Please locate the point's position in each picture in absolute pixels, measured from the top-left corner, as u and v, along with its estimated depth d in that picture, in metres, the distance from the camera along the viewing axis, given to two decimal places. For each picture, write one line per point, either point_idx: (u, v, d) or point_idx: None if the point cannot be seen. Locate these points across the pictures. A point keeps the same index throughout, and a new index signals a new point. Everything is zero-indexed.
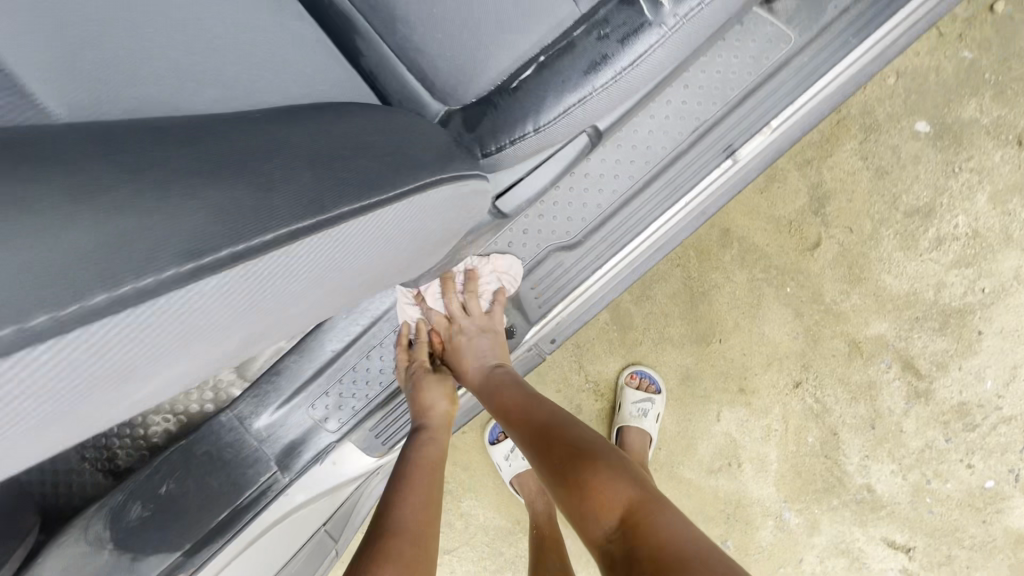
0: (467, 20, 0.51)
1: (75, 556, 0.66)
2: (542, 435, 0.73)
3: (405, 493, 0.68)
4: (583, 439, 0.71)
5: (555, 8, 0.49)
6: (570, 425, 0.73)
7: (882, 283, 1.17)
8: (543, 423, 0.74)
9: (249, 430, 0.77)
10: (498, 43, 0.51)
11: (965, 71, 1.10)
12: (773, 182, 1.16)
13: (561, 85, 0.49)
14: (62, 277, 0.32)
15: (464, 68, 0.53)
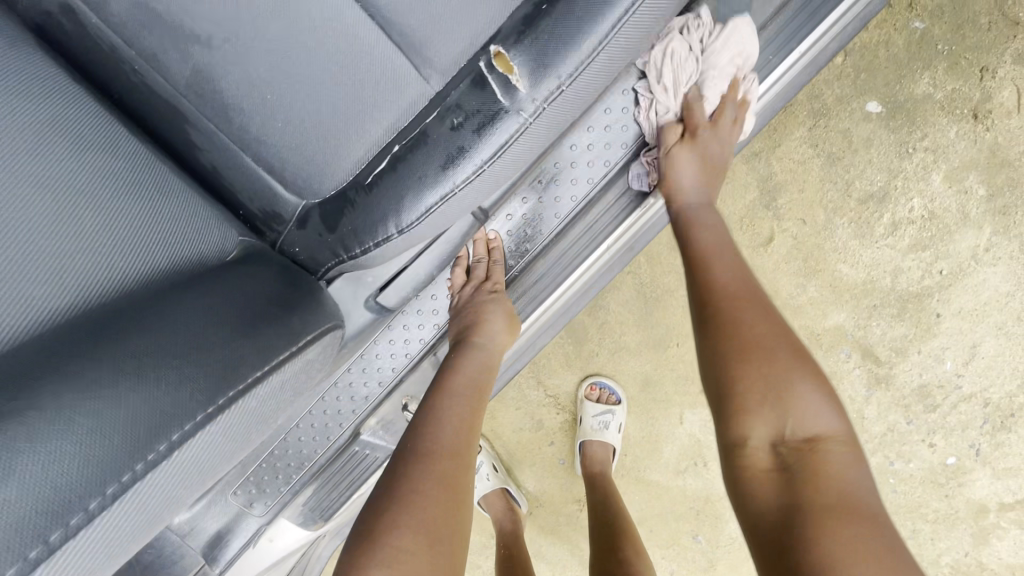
0: (323, 120, 0.51)
1: None
2: (716, 314, 0.66)
3: (450, 397, 0.70)
4: (774, 335, 0.63)
5: (404, 95, 0.51)
6: (762, 315, 0.64)
7: (837, 272, 1.13)
8: (733, 300, 0.66)
9: (169, 529, 0.74)
10: (358, 141, 0.52)
11: (916, 44, 1.03)
12: (721, 178, 1.10)
13: (425, 171, 0.50)
14: None
15: (315, 160, 0.52)
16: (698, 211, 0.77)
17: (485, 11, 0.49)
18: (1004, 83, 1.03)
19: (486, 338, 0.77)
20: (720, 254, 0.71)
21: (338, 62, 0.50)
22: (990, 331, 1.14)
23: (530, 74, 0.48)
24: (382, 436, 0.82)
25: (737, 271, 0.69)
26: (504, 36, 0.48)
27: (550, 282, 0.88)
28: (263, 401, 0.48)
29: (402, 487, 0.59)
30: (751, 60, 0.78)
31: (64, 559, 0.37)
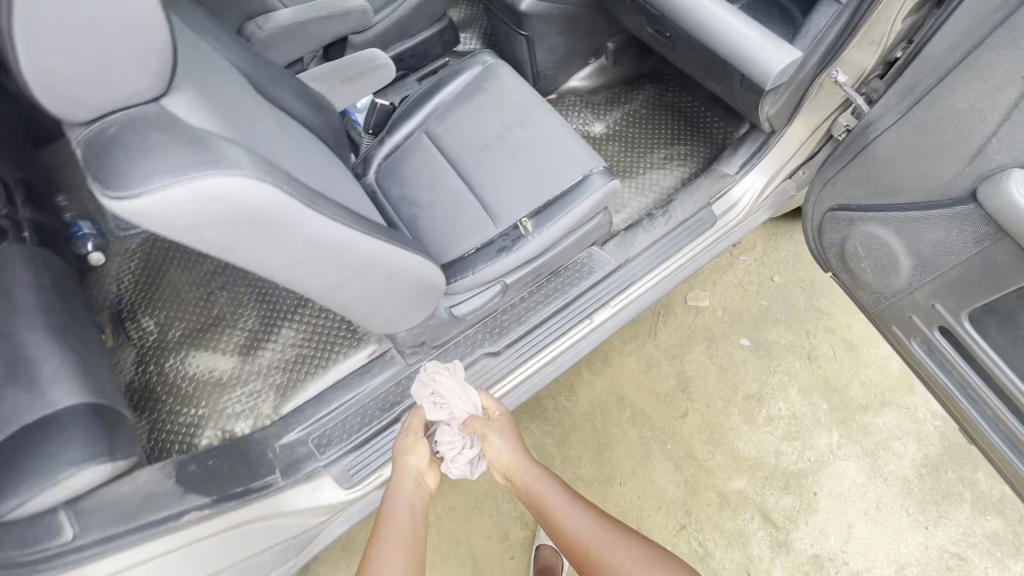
0: (450, 229, 1.17)
1: (150, 480, 0.94)
2: (587, 563, 0.93)
3: (390, 545, 0.92)
4: (622, 558, 0.90)
5: (485, 226, 1.15)
6: (605, 550, 0.92)
7: (735, 446, 1.59)
8: (580, 555, 0.94)
9: (271, 445, 1.13)
10: (461, 238, 1.16)
11: (764, 311, 1.76)
12: (651, 366, 1.71)
13: (485, 259, 1.12)
14: (352, 220, 0.71)
15: (439, 246, 1.17)
16: (529, 479, 1.03)
17: (526, 198, 1.15)
18: (822, 341, 1.71)
19: (405, 483, 1.02)
20: (566, 512, 0.99)
21: (462, 210, 1.18)
22: (859, 515, 1.49)
23: (538, 225, 1.12)
24: None
25: (584, 522, 0.97)
26: (530, 210, 1.14)
27: (520, 365, 1.27)
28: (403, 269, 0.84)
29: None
30: (649, 261, 1.34)
31: (383, 251, 0.78)
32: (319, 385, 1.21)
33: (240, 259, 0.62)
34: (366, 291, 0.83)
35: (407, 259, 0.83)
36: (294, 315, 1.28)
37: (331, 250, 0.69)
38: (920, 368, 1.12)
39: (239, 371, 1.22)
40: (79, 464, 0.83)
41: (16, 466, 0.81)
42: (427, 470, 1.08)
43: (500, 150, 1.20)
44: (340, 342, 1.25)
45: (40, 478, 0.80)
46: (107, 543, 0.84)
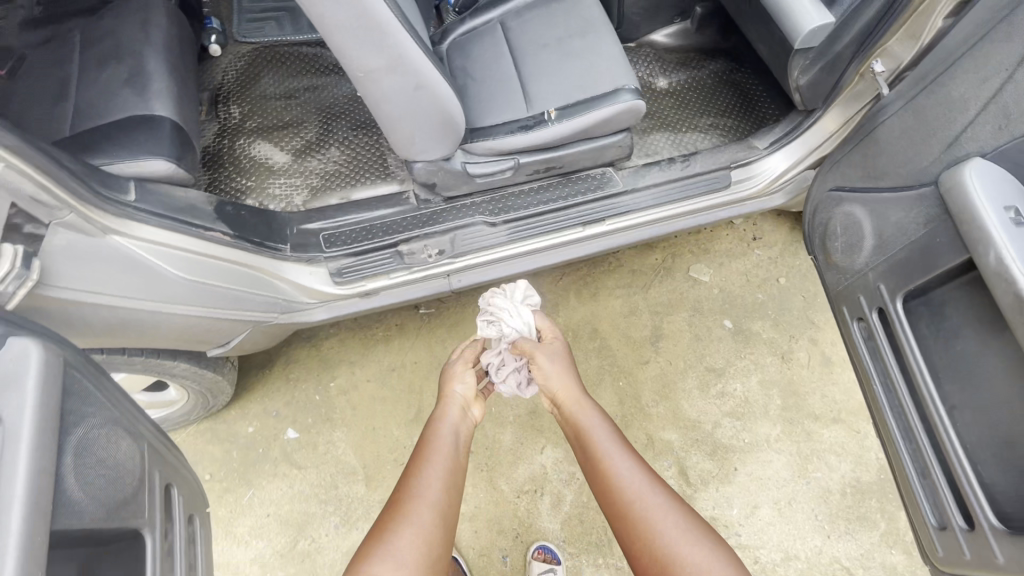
0: (489, 101, 1.34)
1: (198, 198, 1.19)
2: (622, 514, 0.93)
3: (429, 464, 1.02)
4: (664, 517, 0.90)
5: (518, 107, 1.32)
6: (649, 507, 0.92)
7: (680, 405, 1.69)
8: (619, 502, 0.95)
9: (291, 224, 1.36)
10: (496, 110, 1.33)
11: (757, 304, 1.82)
12: (633, 313, 1.82)
13: (508, 132, 1.29)
14: (400, 16, 0.92)
15: (475, 111, 1.34)
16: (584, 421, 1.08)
17: (561, 95, 1.31)
18: (801, 348, 1.76)
19: (451, 412, 1.15)
20: (613, 455, 1.01)
21: (504, 90, 1.35)
22: (768, 500, 1.56)
23: (561, 117, 1.28)
24: (404, 258, 1.37)
25: (628, 469, 0.98)
26: (560, 104, 1.29)
27: (508, 243, 1.42)
28: (429, 84, 1.03)
29: (389, 535, 0.88)
30: (655, 197, 1.45)
31: (416, 56, 0.97)
32: (343, 199, 1.45)
33: (311, 5, 0.85)
34: (397, 94, 1.03)
35: (435, 76, 1.03)
36: (343, 141, 1.52)
37: (376, 30, 0.90)
38: (854, 356, 1.16)
39: (287, 167, 1.47)
40: (155, 158, 1.13)
41: (120, 144, 1.13)
42: (472, 402, 1.22)
43: (555, 50, 1.36)
44: (371, 173, 1.48)
45: (130, 155, 1.12)
46: (155, 216, 1.08)
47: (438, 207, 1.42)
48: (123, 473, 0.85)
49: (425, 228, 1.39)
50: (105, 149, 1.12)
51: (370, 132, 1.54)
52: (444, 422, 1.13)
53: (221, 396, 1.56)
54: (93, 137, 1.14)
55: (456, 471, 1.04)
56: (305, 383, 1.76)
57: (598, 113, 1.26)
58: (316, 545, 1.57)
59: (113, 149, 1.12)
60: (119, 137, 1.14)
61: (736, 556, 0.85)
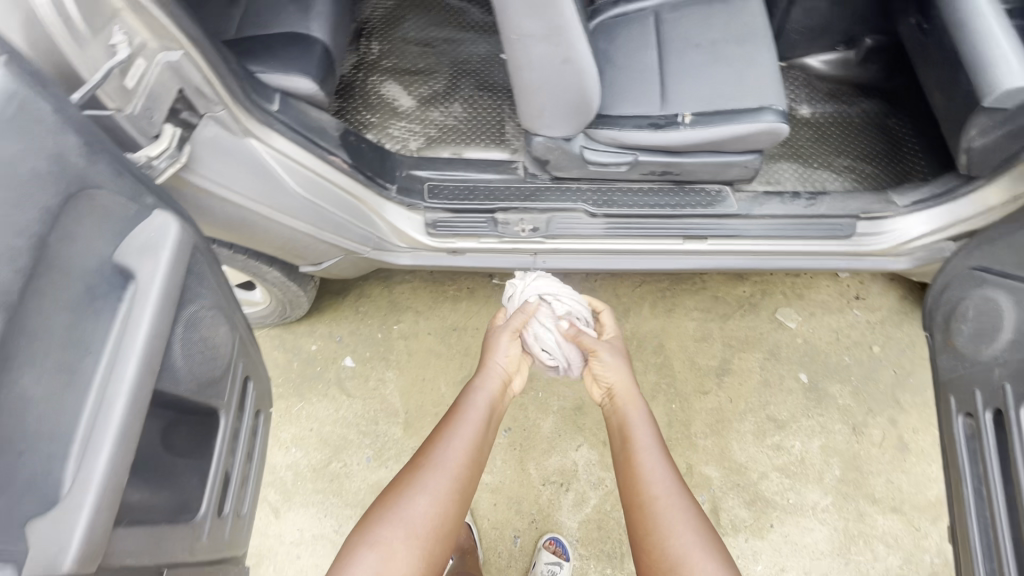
0: (623, 90, 1.30)
1: (326, 122, 1.25)
2: (642, 510, 0.97)
3: (454, 431, 1.05)
4: (679, 524, 0.92)
5: (651, 102, 1.28)
6: (668, 510, 0.95)
7: (729, 445, 1.62)
8: (639, 496, 0.99)
9: (401, 167, 1.40)
10: (627, 101, 1.29)
11: (841, 366, 1.70)
12: (704, 339, 1.76)
13: (635, 126, 1.24)
14: None
15: (607, 97, 1.30)
16: (630, 415, 1.13)
17: (700, 100, 1.25)
18: (878, 426, 1.63)
19: (490, 383, 1.17)
20: (648, 453, 1.05)
21: (642, 82, 1.30)
22: (797, 568, 1.48)
23: (695, 122, 1.22)
24: (498, 226, 1.39)
25: (660, 470, 1.01)
26: (697, 110, 1.23)
27: (602, 236, 1.40)
28: (576, 60, 1.02)
29: (404, 496, 0.93)
30: (766, 228, 1.37)
31: (572, 30, 0.97)
32: (454, 154, 1.46)
33: None
34: (542, 65, 1.03)
35: (583, 53, 1.02)
36: (469, 99, 1.54)
37: None
38: (950, 451, 1.07)
39: (410, 111, 1.50)
40: (301, 76, 1.19)
41: (273, 56, 1.20)
42: (512, 376, 1.24)
43: (704, 54, 1.30)
44: (488, 136, 1.49)
45: (280, 68, 1.19)
46: (289, 130, 1.15)
47: (543, 185, 1.41)
48: (216, 355, 0.92)
49: (525, 202, 1.38)
50: (259, 58, 1.19)
51: (496, 95, 1.55)
52: (481, 391, 1.15)
53: (297, 310, 1.66)
54: (251, 46, 1.21)
55: (482, 442, 1.08)
56: (371, 320, 1.83)
57: (734, 128, 1.20)
58: (347, 471, 1.65)
59: (266, 60, 1.19)
60: (273, 50, 1.20)
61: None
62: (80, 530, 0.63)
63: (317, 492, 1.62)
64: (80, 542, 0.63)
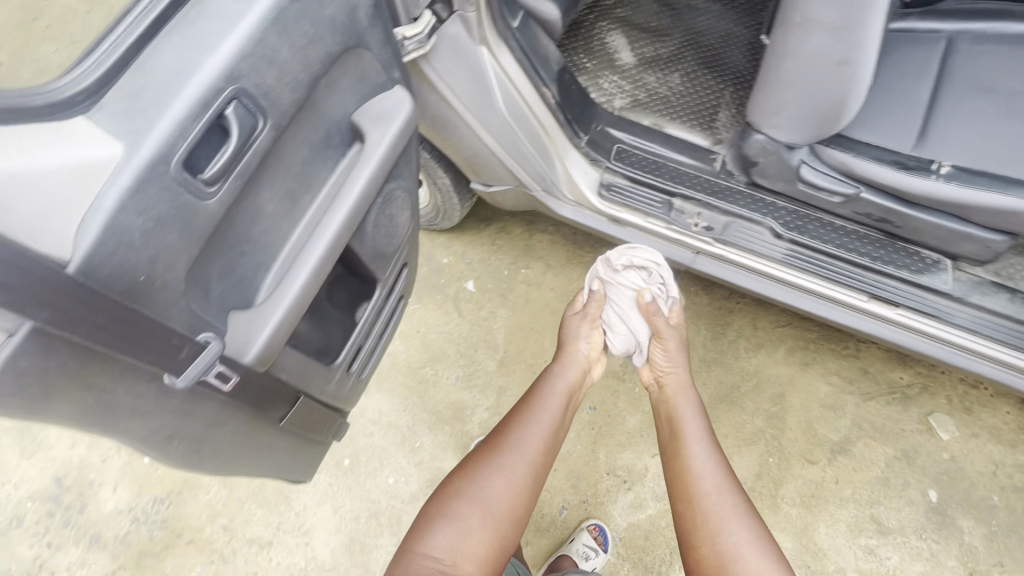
0: (879, 111, 1.12)
1: (552, 53, 1.24)
2: (692, 503, 0.94)
3: (530, 414, 1.08)
4: (731, 522, 0.89)
5: (906, 137, 1.10)
6: (718, 505, 0.92)
7: (815, 523, 1.48)
8: (689, 490, 0.96)
9: (599, 121, 1.37)
10: (879, 125, 1.11)
11: (984, 503, 1.46)
12: (832, 409, 1.58)
13: (875, 158, 1.09)
14: None
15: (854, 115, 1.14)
16: (682, 411, 1.12)
17: (967, 154, 1.06)
18: None
19: (570, 370, 1.20)
20: (697, 447, 1.03)
21: (905, 109, 1.12)
22: None
23: (952, 177, 1.05)
24: (672, 212, 1.32)
25: (709, 462, 0.99)
26: (959, 163, 1.06)
27: (778, 263, 1.27)
28: (851, 65, 0.91)
29: (483, 473, 0.95)
30: (976, 322, 1.17)
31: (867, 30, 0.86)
32: (655, 124, 1.39)
33: None
34: (810, 58, 0.94)
35: (863, 61, 0.91)
36: (691, 72, 1.43)
37: None
38: None
39: (627, 68, 1.44)
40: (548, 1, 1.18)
41: None
42: (593, 364, 1.28)
43: (994, 103, 1.09)
44: (697, 117, 1.38)
45: None
46: (520, 50, 1.15)
47: (735, 186, 1.31)
48: (394, 235, 0.98)
49: (710, 197, 1.31)
50: None
51: (721, 77, 1.42)
52: (560, 376, 1.19)
53: (446, 221, 1.74)
54: None
55: (556, 427, 1.10)
56: (503, 254, 1.87)
57: (1000, 198, 1.01)
58: (435, 380, 1.74)
59: None
60: None
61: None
62: (265, 335, 0.73)
63: (403, 387, 1.74)
64: (262, 345, 0.72)
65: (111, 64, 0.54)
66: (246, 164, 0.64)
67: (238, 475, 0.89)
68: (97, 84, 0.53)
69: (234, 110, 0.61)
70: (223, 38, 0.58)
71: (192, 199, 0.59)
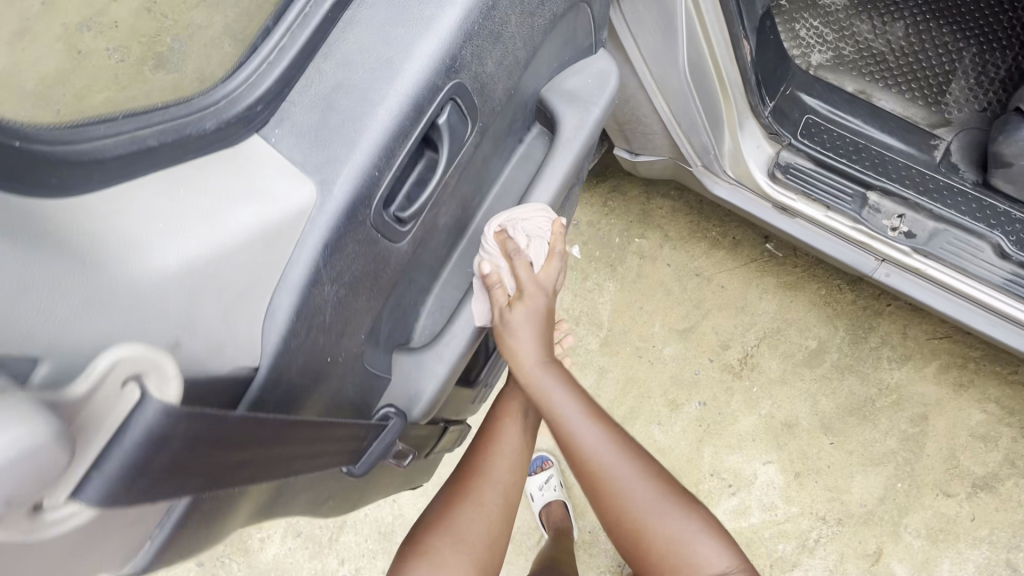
0: None
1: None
2: (591, 488, 0.78)
3: (493, 431, 0.98)
4: (640, 495, 0.76)
5: None
6: (619, 479, 0.76)
7: (940, 558, 1.37)
8: (581, 472, 0.78)
9: (791, 83, 1.09)
10: None
11: None
12: (982, 439, 1.40)
13: None
14: None
15: None
16: (539, 380, 0.76)
17: None
18: None
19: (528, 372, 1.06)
20: (572, 416, 0.76)
21: None
22: None
23: None
24: (862, 209, 1.05)
25: (595, 434, 0.76)
26: None
27: (977, 284, 1.03)
28: None
29: (460, 512, 0.88)
30: None
31: None
32: (860, 93, 1.11)
33: None
34: None
35: None
36: (922, 20, 1.09)
37: None
38: None
39: (833, 11, 1.12)
40: None
41: None
42: None
43: None
44: (918, 87, 1.09)
45: None
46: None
47: (959, 184, 1.04)
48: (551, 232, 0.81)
49: (920, 196, 1.04)
50: None
51: (966, 28, 1.07)
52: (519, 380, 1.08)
53: None
54: None
55: (531, 433, 1.01)
56: (614, 217, 1.62)
57: None
58: None
59: None
60: None
61: (705, 514, 0.77)
62: (433, 390, 0.67)
63: None
64: (427, 401, 0.67)
65: (285, 67, 0.54)
66: (446, 181, 0.61)
67: (352, 511, 0.78)
68: (278, 87, 0.54)
69: (448, 114, 0.58)
70: (417, 50, 0.54)
71: (387, 243, 0.59)
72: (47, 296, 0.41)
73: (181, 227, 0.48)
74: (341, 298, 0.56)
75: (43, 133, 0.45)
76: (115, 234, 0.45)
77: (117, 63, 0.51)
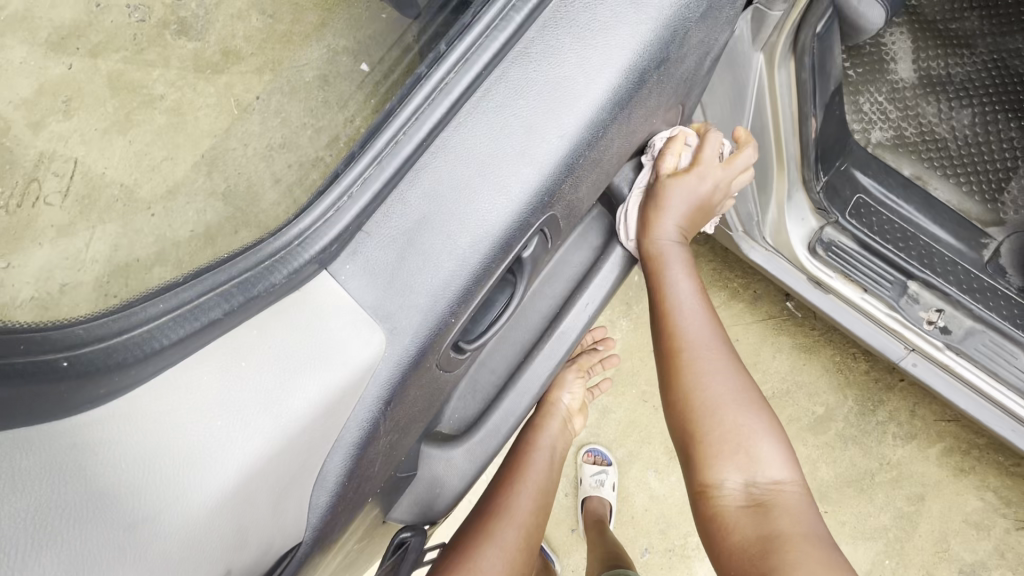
0: None
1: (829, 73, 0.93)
2: (671, 361, 0.74)
3: (517, 476, 0.87)
4: (718, 376, 0.71)
5: None
6: (703, 347, 0.73)
7: None
8: (666, 336, 0.76)
9: (848, 159, 1.06)
10: None
11: None
12: (974, 526, 1.40)
13: None
14: None
15: None
16: (668, 252, 0.77)
17: None
18: None
19: (554, 422, 0.97)
20: (675, 271, 0.77)
21: None
22: None
23: None
24: (902, 297, 1.01)
25: (691, 299, 0.77)
26: None
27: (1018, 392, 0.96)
28: None
29: (474, 554, 0.75)
30: None
31: None
32: (917, 177, 1.09)
33: None
34: None
35: None
36: (988, 113, 1.08)
37: None
38: None
39: (901, 90, 1.10)
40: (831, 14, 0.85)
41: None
42: (575, 414, 1.05)
43: None
44: (977, 180, 1.08)
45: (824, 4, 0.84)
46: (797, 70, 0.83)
47: (998, 287, 1.02)
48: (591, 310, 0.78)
49: (961, 293, 1.02)
50: None
51: None
52: (542, 430, 0.96)
53: None
54: None
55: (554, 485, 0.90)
56: None
57: None
58: None
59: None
60: None
61: (777, 422, 0.70)
62: (457, 486, 0.71)
63: None
64: (453, 493, 0.71)
65: (353, 216, 0.49)
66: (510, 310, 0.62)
67: None
68: (349, 227, 0.50)
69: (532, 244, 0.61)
70: (507, 193, 0.54)
71: (442, 371, 0.60)
72: (96, 551, 0.39)
73: (248, 425, 0.45)
74: (398, 430, 0.59)
75: (104, 331, 0.44)
76: (167, 449, 0.43)
77: (136, 22, 0.52)
